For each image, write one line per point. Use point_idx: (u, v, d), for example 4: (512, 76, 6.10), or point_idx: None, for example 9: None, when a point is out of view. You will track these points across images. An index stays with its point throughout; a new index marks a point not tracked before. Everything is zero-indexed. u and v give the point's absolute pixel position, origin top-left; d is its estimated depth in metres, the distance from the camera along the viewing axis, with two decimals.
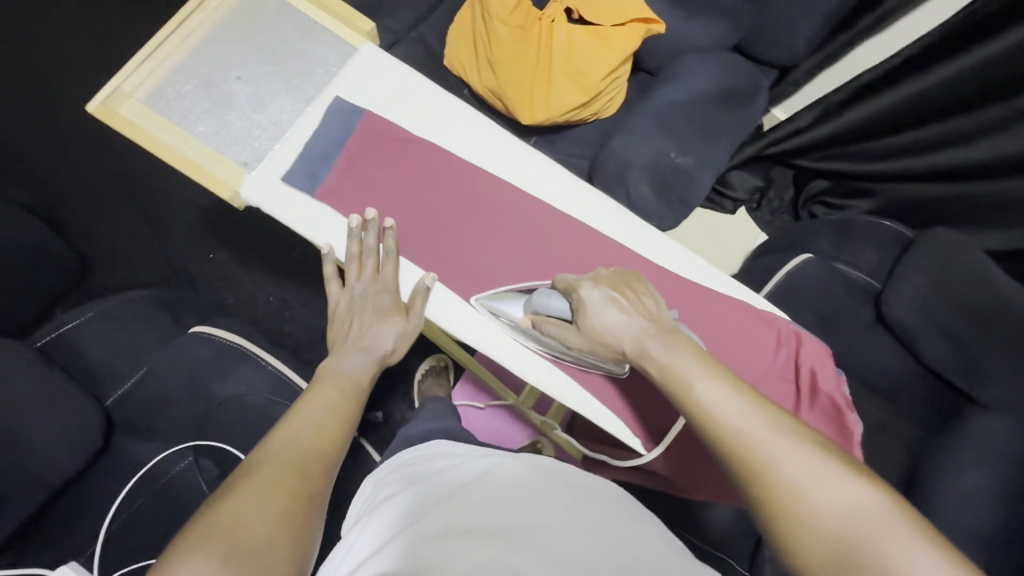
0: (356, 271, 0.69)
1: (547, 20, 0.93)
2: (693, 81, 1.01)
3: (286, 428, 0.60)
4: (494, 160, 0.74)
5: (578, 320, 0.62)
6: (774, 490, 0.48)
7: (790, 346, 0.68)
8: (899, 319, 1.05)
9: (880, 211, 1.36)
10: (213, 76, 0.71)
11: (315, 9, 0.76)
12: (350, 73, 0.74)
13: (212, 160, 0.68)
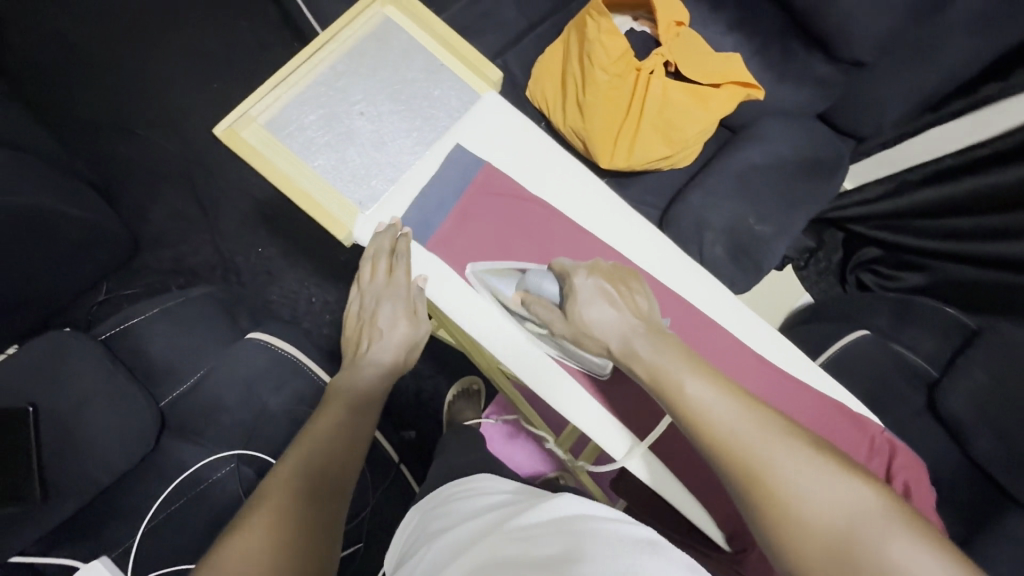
0: (375, 269, 0.69)
1: (645, 71, 0.90)
2: (781, 147, 1.00)
3: (303, 445, 0.61)
4: (601, 222, 0.74)
5: (567, 308, 0.61)
6: (768, 493, 0.48)
7: (883, 456, 0.67)
8: (953, 412, 1.01)
9: (932, 291, 1.28)
10: (338, 109, 0.71)
11: (444, 52, 0.76)
12: (471, 121, 0.74)
13: (333, 199, 0.68)
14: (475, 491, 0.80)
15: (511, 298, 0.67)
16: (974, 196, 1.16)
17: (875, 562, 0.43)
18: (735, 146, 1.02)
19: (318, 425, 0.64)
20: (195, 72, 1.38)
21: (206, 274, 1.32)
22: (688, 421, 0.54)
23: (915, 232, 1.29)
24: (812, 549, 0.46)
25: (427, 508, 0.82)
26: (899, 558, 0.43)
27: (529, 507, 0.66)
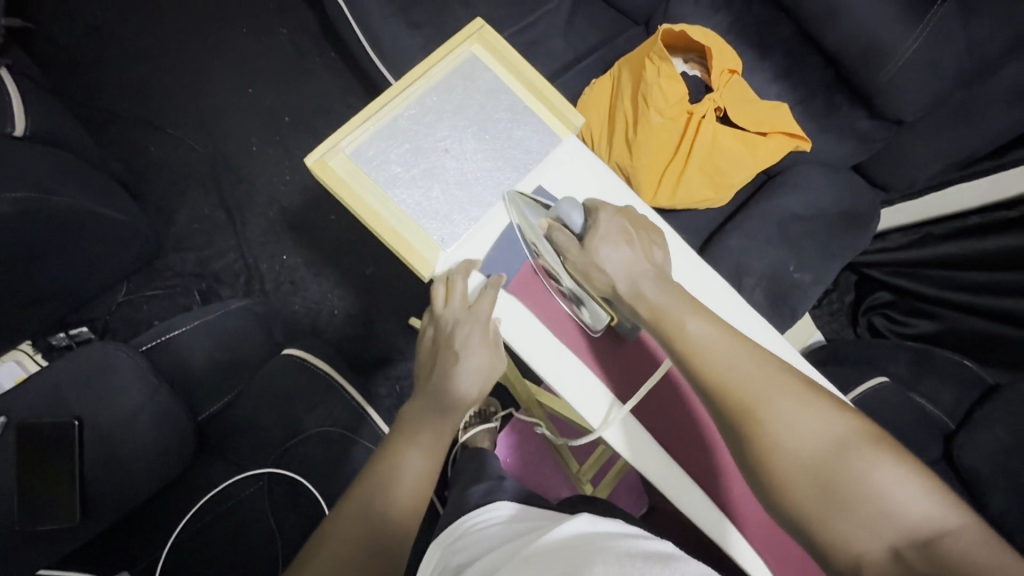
0: (450, 299, 0.69)
1: (697, 115, 0.92)
2: (821, 197, 1.03)
3: (367, 494, 0.62)
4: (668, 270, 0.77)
5: (586, 238, 0.65)
6: (765, 425, 0.51)
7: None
8: (972, 466, 1.03)
9: (940, 338, 1.32)
10: (425, 145, 0.72)
11: (530, 93, 0.77)
12: (553, 163, 0.75)
13: (415, 234, 0.70)
14: (488, 523, 0.75)
15: (537, 223, 0.69)
16: (991, 255, 1.21)
17: (858, 483, 0.47)
18: (775, 191, 1.04)
19: (383, 471, 0.64)
20: (231, 77, 1.38)
21: (228, 279, 1.28)
22: (686, 357, 0.56)
23: (934, 282, 1.32)
24: (797, 475, 0.49)
25: (434, 556, 0.76)
26: (876, 479, 0.47)
27: (549, 527, 0.64)
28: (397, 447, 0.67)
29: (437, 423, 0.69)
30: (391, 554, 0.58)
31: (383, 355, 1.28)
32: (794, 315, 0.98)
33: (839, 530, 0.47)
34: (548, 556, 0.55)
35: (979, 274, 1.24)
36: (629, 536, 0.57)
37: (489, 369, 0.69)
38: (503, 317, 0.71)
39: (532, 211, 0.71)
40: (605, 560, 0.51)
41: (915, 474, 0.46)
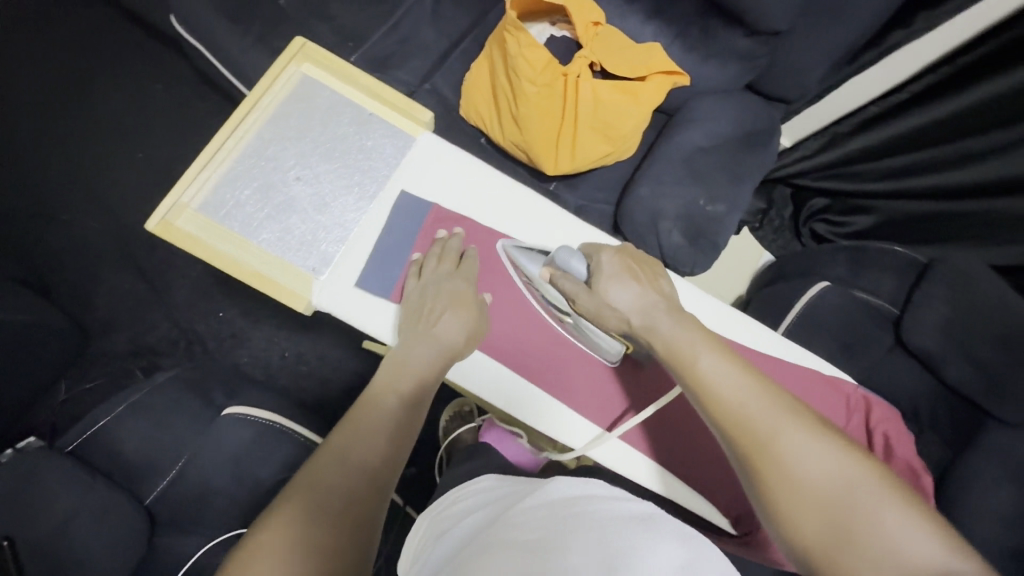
0: (440, 265, 0.76)
1: (572, 75, 0.91)
2: (717, 125, 1.03)
3: (348, 441, 0.61)
4: (552, 235, 0.83)
5: (593, 281, 0.68)
6: (776, 461, 0.51)
7: (862, 411, 0.77)
8: (921, 345, 1.09)
9: (880, 227, 1.39)
10: (274, 178, 0.78)
11: (372, 101, 0.84)
12: (413, 164, 0.83)
13: (283, 271, 0.75)
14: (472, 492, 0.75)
15: (539, 274, 0.75)
16: (910, 138, 1.24)
17: (867, 523, 0.48)
18: (676, 128, 1.05)
19: (364, 419, 0.64)
20: (116, 146, 1.33)
21: (166, 349, 1.25)
22: (700, 388, 0.57)
23: (864, 177, 1.35)
24: (809, 512, 0.50)
25: (424, 514, 0.76)
26: (883, 519, 0.48)
27: (534, 491, 0.63)
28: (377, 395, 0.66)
29: (416, 377, 0.68)
30: (370, 500, 0.57)
31: (343, 384, 1.27)
32: (721, 245, 0.99)
33: (844, 566, 0.48)
34: (532, 529, 0.53)
35: (906, 156, 1.27)
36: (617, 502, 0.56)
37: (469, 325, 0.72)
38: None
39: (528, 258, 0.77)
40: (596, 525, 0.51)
41: (920, 518, 0.48)
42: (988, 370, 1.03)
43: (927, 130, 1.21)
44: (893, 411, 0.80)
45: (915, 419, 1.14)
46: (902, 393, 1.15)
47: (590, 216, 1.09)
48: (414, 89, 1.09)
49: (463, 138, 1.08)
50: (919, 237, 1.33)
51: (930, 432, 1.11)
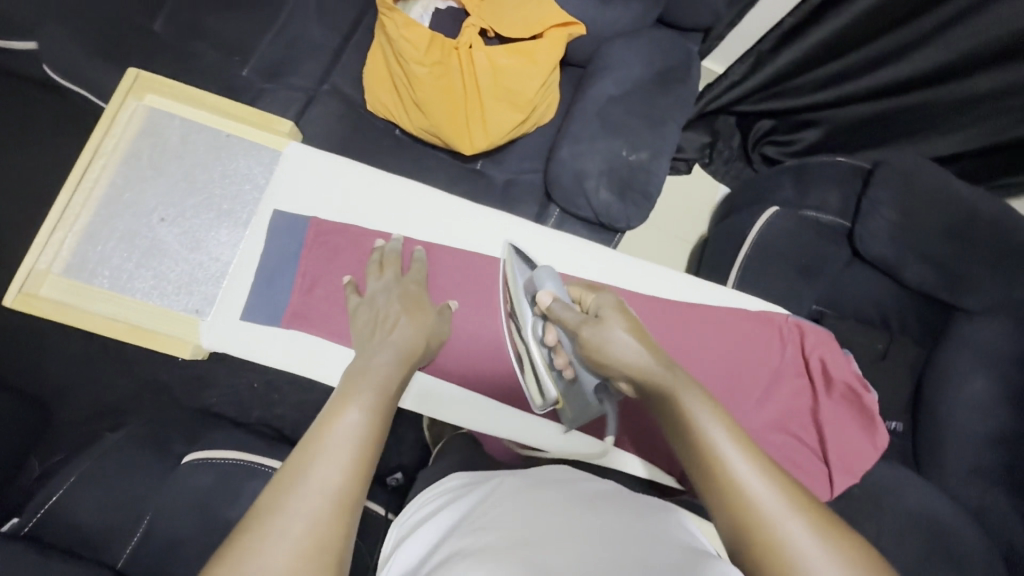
0: (384, 270, 0.76)
1: (465, 46, 0.87)
2: (627, 69, 0.99)
3: (308, 459, 0.50)
4: (440, 226, 0.85)
5: (596, 329, 0.63)
6: (772, 547, 0.45)
7: (794, 343, 0.84)
8: (878, 254, 1.08)
9: (826, 138, 1.40)
10: (139, 226, 0.79)
11: (228, 122, 0.84)
12: (281, 178, 0.82)
13: (165, 317, 0.76)
14: (442, 494, 0.66)
15: (523, 280, 0.79)
16: (840, 41, 1.21)
17: None
18: (591, 81, 1.01)
19: (325, 434, 0.52)
20: (31, 208, 1.27)
21: (130, 405, 1.22)
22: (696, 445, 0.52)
23: (802, 91, 1.33)
24: None
25: (396, 521, 0.67)
26: None
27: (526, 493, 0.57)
28: (338, 406, 0.56)
29: (383, 373, 0.62)
30: (339, 531, 0.47)
31: (316, 406, 1.24)
32: (656, 193, 0.95)
33: None
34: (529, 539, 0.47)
35: (839, 62, 1.25)
36: (595, 508, 0.52)
37: (424, 332, 0.71)
38: (318, 356, 0.76)
39: (554, 281, 0.74)
40: (578, 535, 0.47)
41: None
42: (940, 264, 1.05)
43: (857, 30, 1.17)
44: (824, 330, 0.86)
45: (886, 325, 1.15)
46: (870, 302, 1.15)
47: (523, 188, 1.05)
48: (314, 93, 1.04)
49: (376, 132, 1.04)
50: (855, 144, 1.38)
51: (901, 336, 1.14)
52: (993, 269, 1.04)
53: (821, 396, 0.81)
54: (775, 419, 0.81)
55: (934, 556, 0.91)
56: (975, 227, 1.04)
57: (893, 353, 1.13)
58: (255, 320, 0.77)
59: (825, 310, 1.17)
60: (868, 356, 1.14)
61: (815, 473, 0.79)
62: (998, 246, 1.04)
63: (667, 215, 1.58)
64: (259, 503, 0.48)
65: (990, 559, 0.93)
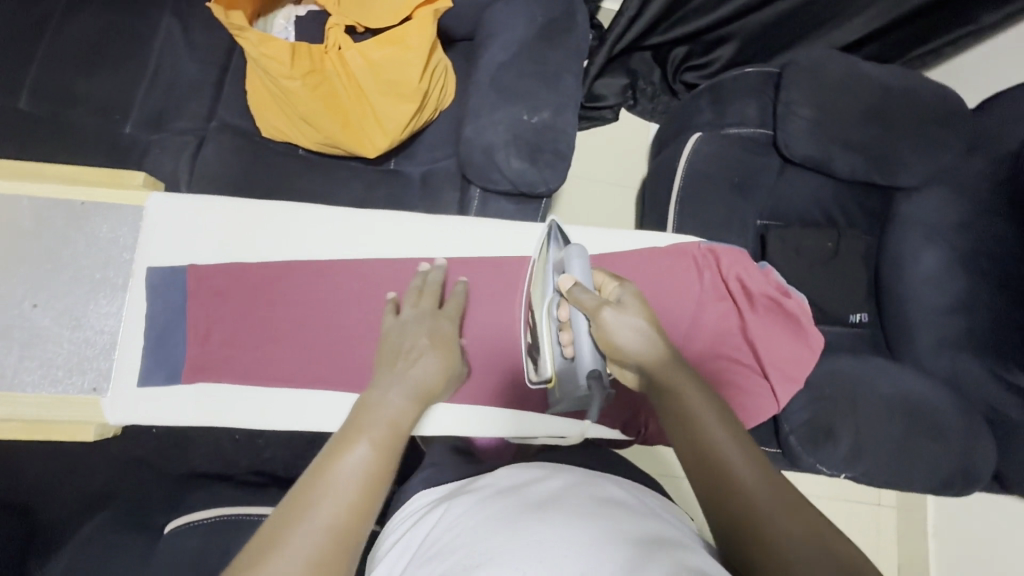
0: (422, 299, 0.76)
1: (333, 48, 0.84)
2: (510, 32, 0.96)
3: (313, 494, 0.50)
4: (357, 236, 0.83)
5: (611, 318, 0.64)
6: (758, 516, 0.50)
7: (710, 268, 0.84)
8: (805, 156, 1.06)
9: (740, 52, 1.40)
10: (9, 315, 0.74)
11: (76, 188, 0.77)
12: (149, 234, 0.79)
13: (65, 404, 0.73)
14: (417, 510, 0.63)
15: (554, 255, 0.77)
16: None
17: None
18: (480, 54, 0.99)
19: (330, 469, 0.52)
20: None
21: None
22: (699, 445, 0.57)
23: (705, 9, 1.34)
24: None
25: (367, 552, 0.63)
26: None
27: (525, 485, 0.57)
28: (345, 440, 0.56)
29: (393, 415, 0.60)
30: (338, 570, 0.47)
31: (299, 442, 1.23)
32: (569, 148, 0.93)
33: None
34: (529, 530, 0.47)
35: None
36: (587, 494, 0.53)
37: (448, 366, 0.70)
38: (229, 402, 0.77)
39: (583, 262, 0.71)
40: (570, 522, 0.48)
41: None
42: (869, 148, 1.04)
43: None
44: (735, 249, 0.86)
45: (833, 223, 1.15)
46: (813, 205, 1.14)
47: (440, 177, 1.03)
48: (204, 131, 1.00)
49: (277, 156, 1.01)
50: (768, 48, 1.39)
51: (850, 227, 1.15)
52: (919, 143, 1.04)
53: (747, 312, 0.84)
54: (710, 344, 0.83)
55: (916, 436, 0.92)
56: (888, 106, 1.05)
57: (844, 248, 1.12)
58: (152, 385, 0.76)
59: (770, 224, 1.14)
60: (825, 254, 1.12)
61: (758, 389, 0.83)
62: (913, 121, 1.05)
63: (605, 165, 1.55)
64: (259, 534, 0.47)
65: (969, 423, 0.95)
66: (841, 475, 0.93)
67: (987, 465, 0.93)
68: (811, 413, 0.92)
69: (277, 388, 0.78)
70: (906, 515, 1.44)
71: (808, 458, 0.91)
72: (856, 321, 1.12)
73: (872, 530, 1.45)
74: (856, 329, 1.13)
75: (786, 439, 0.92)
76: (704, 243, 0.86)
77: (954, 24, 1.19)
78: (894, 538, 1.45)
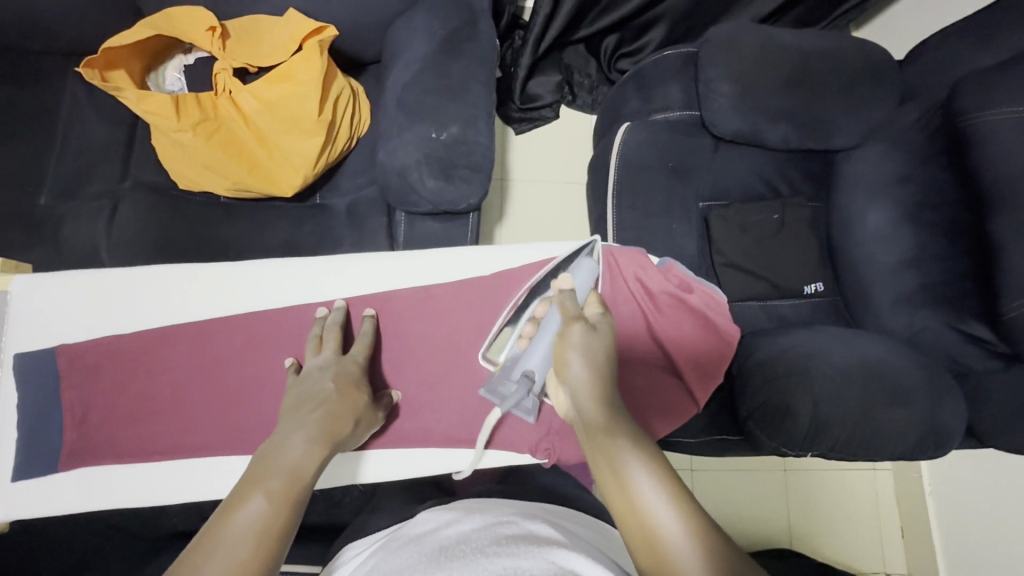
0: (324, 346, 0.73)
1: (225, 93, 0.84)
2: (412, 51, 0.94)
3: (202, 553, 0.46)
4: (271, 279, 0.81)
5: (584, 340, 0.62)
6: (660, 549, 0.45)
7: (610, 271, 0.82)
8: (731, 131, 1.04)
9: (670, 33, 1.38)
10: None
11: None
12: (20, 315, 0.77)
13: None
14: (354, 559, 0.61)
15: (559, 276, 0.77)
16: None
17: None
18: (387, 77, 0.97)
19: (223, 526, 0.49)
20: None
21: None
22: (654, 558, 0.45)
23: None
24: None
25: None
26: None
27: (449, 528, 0.53)
28: (241, 492, 0.53)
29: (295, 457, 0.58)
30: None
31: None
32: (487, 158, 0.90)
33: None
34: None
35: None
36: (507, 534, 0.49)
37: (353, 409, 0.67)
38: (139, 478, 0.76)
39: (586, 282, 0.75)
40: (483, 562, 0.44)
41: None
42: (795, 116, 1.02)
43: None
44: (635, 248, 0.85)
45: (776, 194, 1.12)
46: (753, 179, 1.12)
47: (365, 206, 1.00)
48: (119, 192, 1.00)
49: (195, 208, 0.99)
50: (695, 27, 1.38)
51: (795, 196, 1.12)
52: (846, 103, 1.02)
53: (653, 313, 0.83)
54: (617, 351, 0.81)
55: (877, 401, 0.89)
56: (809, 69, 1.02)
57: (789, 219, 1.10)
58: (29, 476, 0.75)
59: (712, 205, 1.12)
60: (770, 228, 1.09)
61: (667, 386, 0.84)
62: (836, 81, 1.02)
63: (551, 164, 1.52)
64: None
65: (931, 381, 0.92)
66: (807, 453, 0.90)
67: (957, 420, 0.90)
68: (765, 397, 0.90)
69: (183, 456, 0.77)
70: (902, 478, 1.40)
71: (767, 441, 0.90)
72: (813, 292, 1.09)
73: (870, 496, 1.42)
74: (814, 299, 1.10)
75: (745, 425, 0.92)
76: (603, 244, 0.84)
77: None
78: (893, 502, 1.42)
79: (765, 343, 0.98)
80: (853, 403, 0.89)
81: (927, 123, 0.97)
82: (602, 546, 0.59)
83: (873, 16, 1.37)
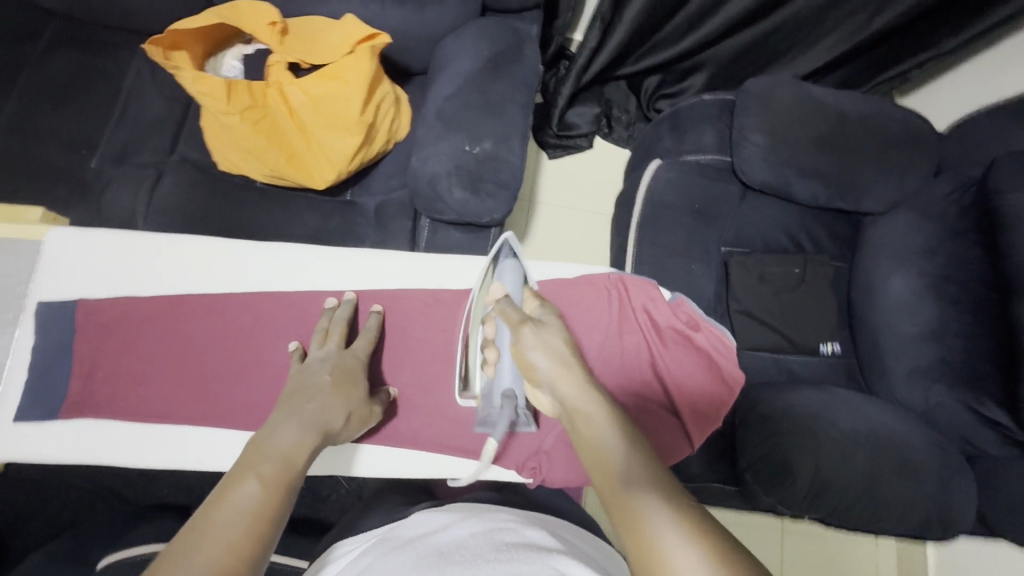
0: (328, 338, 0.75)
1: (274, 85, 0.88)
2: (457, 67, 0.98)
3: (198, 534, 0.46)
4: (293, 265, 0.84)
5: (529, 339, 0.62)
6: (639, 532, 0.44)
7: (618, 299, 0.85)
8: (761, 182, 1.04)
9: (711, 80, 1.40)
10: None
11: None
12: (50, 266, 0.80)
13: None
14: (348, 553, 0.61)
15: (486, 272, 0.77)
16: None
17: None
18: (430, 89, 1.00)
19: (220, 508, 0.49)
20: None
21: None
22: (631, 540, 0.44)
23: (670, 39, 1.32)
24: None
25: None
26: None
27: (443, 532, 0.52)
28: (237, 475, 0.53)
29: (291, 441, 0.59)
30: None
31: None
32: (515, 176, 0.92)
33: None
34: None
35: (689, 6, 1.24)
36: (508, 540, 0.48)
37: (345, 403, 0.68)
38: (135, 439, 0.77)
39: (514, 277, 0.74)
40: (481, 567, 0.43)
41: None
42: (827, 174, 1.02)
43: None
44: (647, 280, 0.88)
45: (800, 248, 1.11)
46: (778, 231, 1.11)
47: (393, 208, 1.03)
48: (164, 165, 1.04)
49: (232, 189, 1.03)
50: (737, 77, 1.40)
51: (819, 253, 1.11)
52: (879, 168, 1.01)
53: (658, 345, 0.84)
54: (620, 381, 0.82)
55: (884, 470, 0.87)
56: (845, 130, 1.03)
57: (810, 276, 1.08)
58: (29, 422, 0.77)
59: (734, 251, 1.11)
60: (791, 281, 1.08)
61: (669, 426, 0.81)
62: (871, 144, 1.02)
63: (580, 192, 1.54)
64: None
65: (943, 459, 0.88)
66: (806, 515, 0.87)
67: (965, 503, 0.87)
68: (766, 450, 0.88)
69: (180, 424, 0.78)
70: (905, 559, 1.33)
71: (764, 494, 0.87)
72: (828, 351, 1.07)
73: None
74: (828, 359, 1.08)
75: (744, 477, 0.90)
76: (615, 273, 0.88)
77: (917, 47, 1.20)
78: None
79: (773, 396, 0.96)
80: (857, 469, 0.86)
81: (961, 197, 0.96)
82: (602, 556, 0.58)
83: (916, 86, 1.38)
